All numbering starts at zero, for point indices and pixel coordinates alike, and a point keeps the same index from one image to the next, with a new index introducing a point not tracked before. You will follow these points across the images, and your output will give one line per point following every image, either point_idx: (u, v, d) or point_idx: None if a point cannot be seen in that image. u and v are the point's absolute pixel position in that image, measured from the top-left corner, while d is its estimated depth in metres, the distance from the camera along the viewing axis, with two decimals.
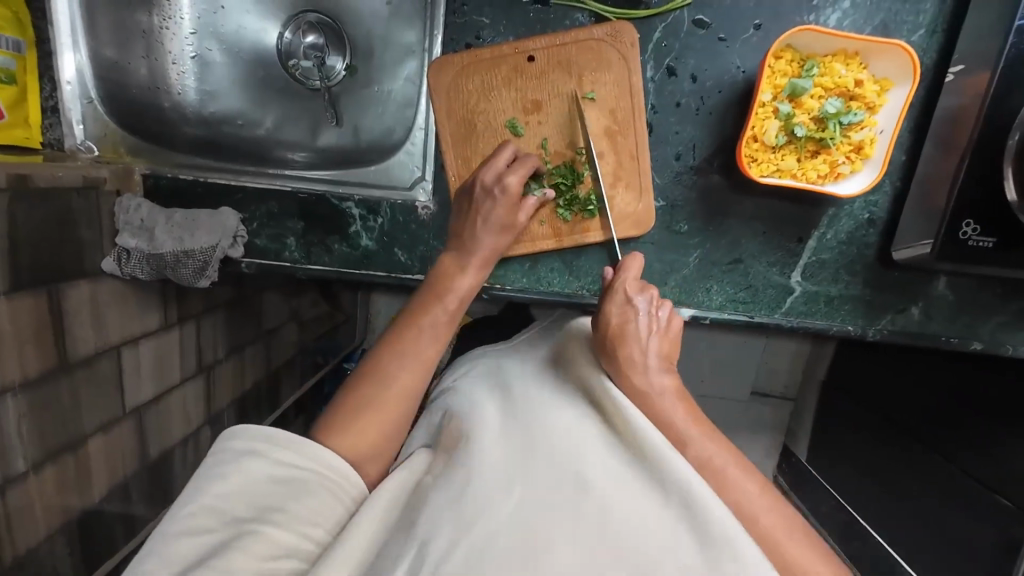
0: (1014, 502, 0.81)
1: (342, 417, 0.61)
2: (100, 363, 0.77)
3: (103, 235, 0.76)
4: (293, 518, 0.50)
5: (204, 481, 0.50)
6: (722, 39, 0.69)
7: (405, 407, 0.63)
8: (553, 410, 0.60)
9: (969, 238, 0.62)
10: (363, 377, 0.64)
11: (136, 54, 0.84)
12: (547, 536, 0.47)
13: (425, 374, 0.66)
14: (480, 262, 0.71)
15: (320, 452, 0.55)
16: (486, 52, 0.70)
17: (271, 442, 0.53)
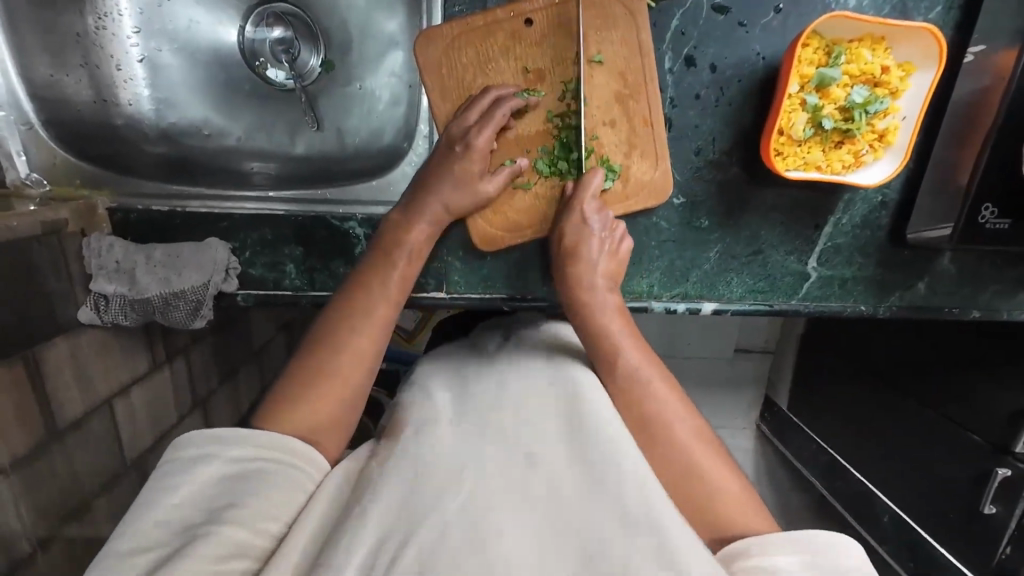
0: (983, 438, 0.87)
1: (296, 386, 0.59)
2: (92, 422, 0.70)
3: (75, 283, 0.67)
4: (250, 512, 0.47)
5: (155, 495, 0.47)
6: (742, 24, 0.65)
7: (360, 371, 0.61)
8: (507, 397, 0.58)
9: (987, 222, 0.63)
10: (314, 345, 0.61)
11: (73, 64, 0.72)
12: (501, 520, 0.45)
13: (365, 369, 0.61)
14: (430, 216, 0.66)
15: (279, 440, 0.53)
16: (476, 19, 0.62)
17: (222, 442, 0.51)
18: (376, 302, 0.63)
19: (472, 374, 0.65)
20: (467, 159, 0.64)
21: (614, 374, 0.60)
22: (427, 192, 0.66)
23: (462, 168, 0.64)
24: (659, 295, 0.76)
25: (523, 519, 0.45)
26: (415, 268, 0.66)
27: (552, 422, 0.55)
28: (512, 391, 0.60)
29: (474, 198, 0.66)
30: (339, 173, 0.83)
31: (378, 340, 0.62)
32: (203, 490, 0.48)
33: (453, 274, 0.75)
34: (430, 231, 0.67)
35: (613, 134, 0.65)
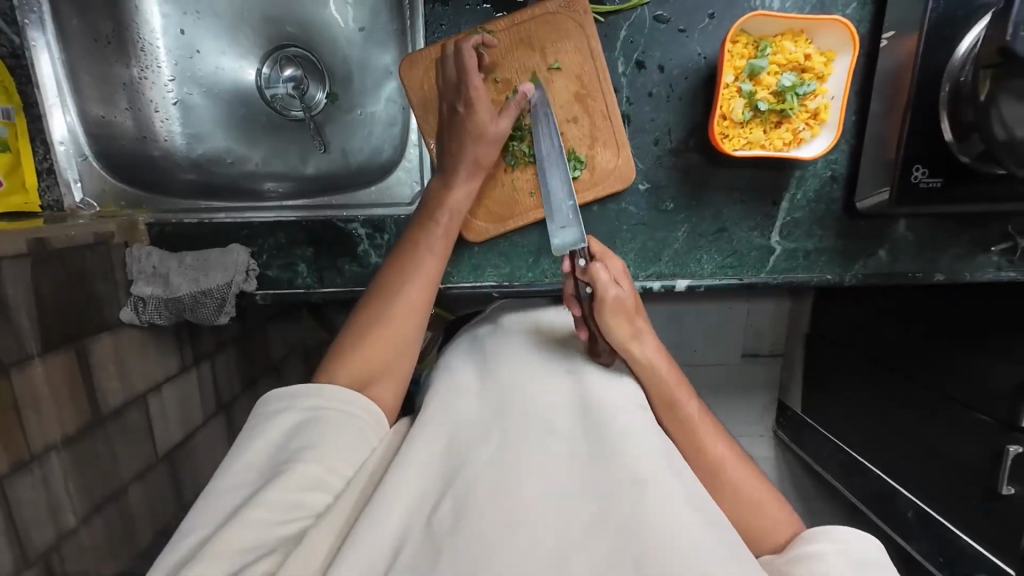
0: (994, 417, 0.88)
1: (353, 334, 0.64)
2: (130, 412, 0.78)
3: (119, 287, 0.77)
4: (328, 452, 0.53)
5: (246, 440, 0.53)
6: (682, 30, 0.75)
7: (416, 317, 0.67)
8: (528, 376, 0.64)
9: (920, 181, 0.70)
10: (369, 299, 0.67)
11: (121, 107, 0.85)
12: (524, 470, 0.50)
13: (421, 315, 0.67)
14: (468, 171, 0.71)
15: (342, 392, 0.59)
16: (450, 43, 0.72)
17: (299, 395, 0.57)
18: (425, 259, 0.69)
19: (492, 351, 0.70)
20: (476, 116, 0.70)
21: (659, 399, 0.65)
22: (454, 154, 0.71)
23: (473, 121, 0.70)
24: (635, 275, 0.83)
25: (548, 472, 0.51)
26: (455, 226, 0.72)
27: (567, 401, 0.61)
28: (532, 370, 0.65)
29: (487, 145, 0.71)
30: (344, 186, 0.95)
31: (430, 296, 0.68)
32: (283, 433, 0.54)
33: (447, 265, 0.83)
34: (468, 193, 0.73)
35: (577, 126, 0.75)
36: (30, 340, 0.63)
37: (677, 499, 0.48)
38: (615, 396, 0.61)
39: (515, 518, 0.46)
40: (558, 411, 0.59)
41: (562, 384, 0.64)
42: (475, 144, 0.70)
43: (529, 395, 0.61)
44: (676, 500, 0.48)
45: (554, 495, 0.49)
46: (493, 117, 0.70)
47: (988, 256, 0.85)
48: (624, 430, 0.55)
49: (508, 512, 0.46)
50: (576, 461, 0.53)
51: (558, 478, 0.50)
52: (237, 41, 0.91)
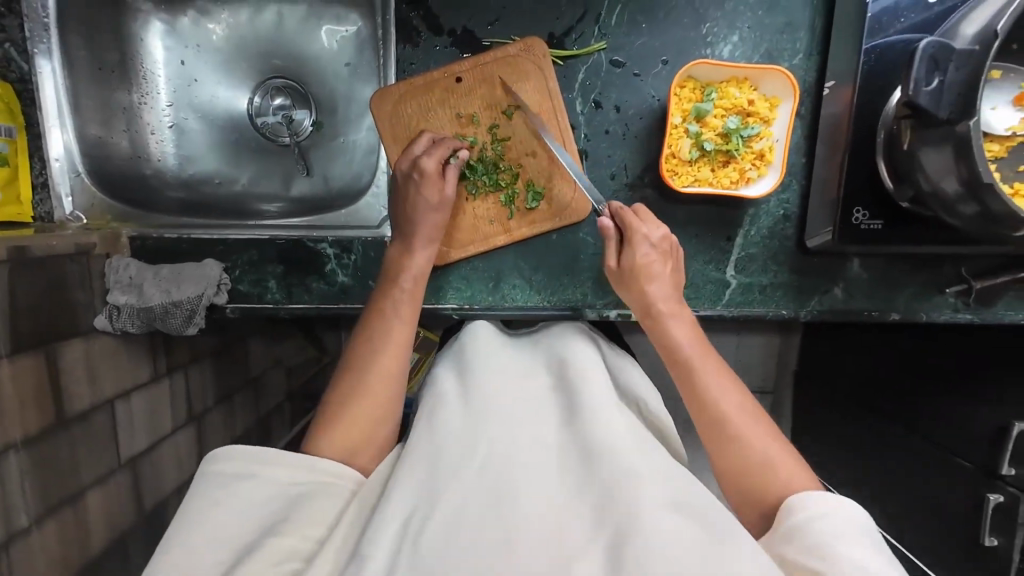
0: (971, 461, 0.89)
1: (331, 407, 0.67)
2: (96, 417, 0.81)
3: (95, 296, 0.82)
4: (297, 522, 0.53)
5: (203, 513, 0.52)
6: (637, 74, 0.80)
7: (393, 388, 0.69)
8: (505, 388, 0.65)
9: (861, 222, 0.75)
10: (346, 369, 0.70)
11: (118, 129, 0.91)
12: (512, 486, 0.52)
13: (395, 389, 0.69)
14: (422, 240, 0.75)
15: (312, 463, 0.59)
16: (417, 80, 0.77)
17: (259, 462, 0.56)
18: (394, 326, 0.71)
19: (471, 359, 0.71)
20: (430, 184, 0.74)
21: (669, 348, 0.70)
22: (411, 222, 0.76)
23: (429, 193, 0.75)
24: (592, 303, 0.86)
25: (535, 486, 0.52)
26: (421, 286, 0.75)
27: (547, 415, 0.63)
28: (510, 385, 0.67)
29: (441, 212, 0.76)
30: (324, 206, 0.99)
31: (399, 361, 0.70)
32: (250, 503, 0.54)
33: None
34: (429, 253, 0.76)
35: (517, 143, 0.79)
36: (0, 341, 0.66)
37: (661, 501, 0.49)
38: (597, 404, 0.62)
39: (508, 536, 0.48)
40: (537, 421, 0.61)
41: (540, 399, 0.66)
42: (429, 212, 0.75)
43: (504, 404, 0.62)
44: (662, 504, 0.49)
45: (541, 510, 0.51)
46: (441, 185, 0.75)
47: (944, 297, 0.86)
48: (607, 435, 0.57)
49: (500, 530, 0.49)
50: (564, 474, 0.55)
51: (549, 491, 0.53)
52: (231, 73, 0.98)
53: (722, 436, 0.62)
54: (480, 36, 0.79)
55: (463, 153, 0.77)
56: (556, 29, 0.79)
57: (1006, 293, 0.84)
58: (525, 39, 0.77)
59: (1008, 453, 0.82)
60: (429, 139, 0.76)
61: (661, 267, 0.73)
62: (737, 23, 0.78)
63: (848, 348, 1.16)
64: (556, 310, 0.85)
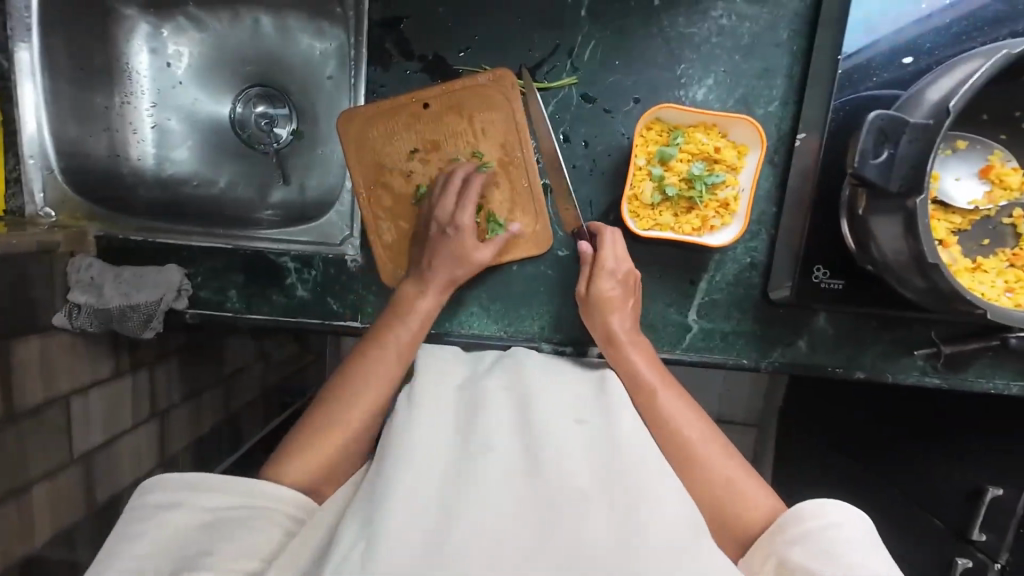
0: (946, 523, 0.86)
1: (305, 435, 0.63)
2: (48, 413, 0.82)
3: (56, 293, 0.83)
4: (221, 554, 0.50)
5: (126, 544, 0.51)
6: (607, 111, 0.79)
7: (368, 429, 0.65)
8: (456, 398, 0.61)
9: (822, 280, 0.74)
10: (331, 397, 0.66)
11: (97, 128, 0.92)
12: (453, 501, 0.48)
13: (374, 429, 0.66)
14: (439, 287, 0.73)
15: (250, 485, 0.57)
16: (384, 104, 0.77)
17: (191, 490, 0.55)
18: (390, 369, 0.67)
19: (428, 368, 0.65)
20: (465, 239, 0.74)
21: (633, 380, 0.67)
22: (429, 267, 0.74)
23: (455, 247, 0.74)
24: (550, 336, 0.85)
25: (481, 501, 0.48)
26: (423, 332, 0.72)
27: (502, 419, 0.58)
28: (463, 393, 0.62)
29: (462, 265, 0.75)
30: (295, 216, 0.99)
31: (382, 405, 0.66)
32: (177, 535, 0.52)
33: (368, 305, 0.86)
34: (437, 302, 0.74)
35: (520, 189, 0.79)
36: None
37: (614, 521, 0.47)
38: (555, 418, 0.58)
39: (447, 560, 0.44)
40: (492, 424, 0.56)
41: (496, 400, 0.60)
42: (455, 264, 0.74)
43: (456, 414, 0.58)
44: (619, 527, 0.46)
45: (485, 527, 0.46)
46: (477, 246, 0.75)
47: (912, 358, 0.83)
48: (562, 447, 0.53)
49: (436, 555, 0.44)
50: (513, 488, 0.50)
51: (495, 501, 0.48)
52: (216, 79, 1.00)
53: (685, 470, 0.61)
54: (451, 62, 0.78)
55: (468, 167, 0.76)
56: (528, 61, 0.78)
57: (976, 359, 0.81)
58: (495, 69, 0.76)
59: (979, 518, 0.80)
60: (462, 177, 0.75)
61: (622, 300, 0.74)
62: (712, 66, 0.77)
63: (830, 395, 1.13)
64: (513, 340, 0.85)
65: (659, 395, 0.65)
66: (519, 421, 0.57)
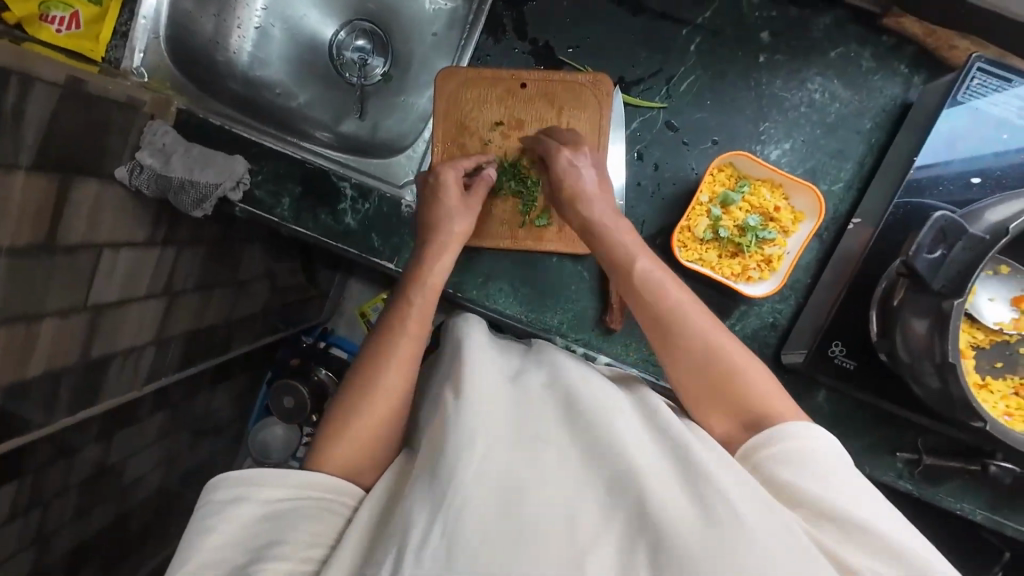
0: None
1: (338, 413, 0.64)
2: (82, 256, 0.85)
3: (127, 146, 0.86)
4: (286, 549, 0.53)
5: (201, 535, 0.55)
6: (685, 143, 0.83)
7: (389, 407, 0.64)
8: (494, 367, 0.59)
9: (835, 357, 0.75)
10: (356, 368, 0.67)
11: (209, 12, 0.95)
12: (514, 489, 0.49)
13: (391, 406, 0.64)
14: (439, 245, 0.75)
15: (305, 479, 0.58)
16: (486, 72, 0.81)
17: (250, 485, 0.57)
18: (401, 339, 0.68)
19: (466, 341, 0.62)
20: (449, 200, 0.77)
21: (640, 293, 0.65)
22: (430, 228, 0.77)
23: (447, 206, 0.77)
24: (564, 333, 0.88)
25: (537, 485, 0.50)
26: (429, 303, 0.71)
27: (545, 398, 0.56)
28: (498, 364, 0.60)
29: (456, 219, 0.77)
30: (359, 149, 1.03)
31: (404, 377, 0.66)
32: (242, 528, 0.55)
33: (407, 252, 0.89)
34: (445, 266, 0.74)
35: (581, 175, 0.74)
36: (24, 153, 0.70)
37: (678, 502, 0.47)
38: (608, 403, 0.55)
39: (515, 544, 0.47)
40: (534, 407, 0.55)
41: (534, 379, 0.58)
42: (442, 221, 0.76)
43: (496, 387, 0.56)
44: (688, 513, 0.46)
45: (545, 513, 0.48)
46: (462, 203, 0.78)
47: (892, 459, 0.86)
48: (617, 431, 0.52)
49: (505, 541, 0.47)
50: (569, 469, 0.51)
51: (552, 485, 0.50)
52: (329, 6, 1.06)
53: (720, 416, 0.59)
54: (558, 53, 0.82)
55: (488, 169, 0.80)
56: (627, 74, 0.82)
57: (953, 477, 0.84)
58: (595, 73, 0.80)
59: None
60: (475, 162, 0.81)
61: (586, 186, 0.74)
62: (793, 133, 0.81)
63: None
64: (529, 326, 0.88)
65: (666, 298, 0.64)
66: (565, 400, 0.56)
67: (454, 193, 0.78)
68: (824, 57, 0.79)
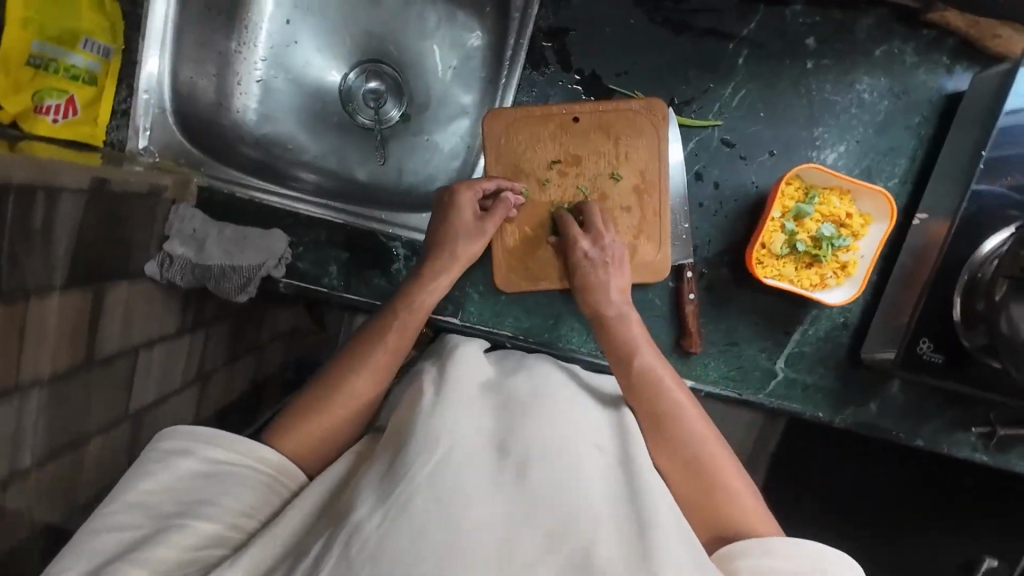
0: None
1: (309, 400, 0.66)
2: (119, 362, 0.76)
3: (152, 239, 0.80)
4: (218, 510, 0.55)
5: (135, 481, 0.55)
6: (743, 158, 0.81)
7: (354, 413, 0.66)
8: (481, 390, 0.60)
9: (925, 354, 0.76)
10: (333, 369, 0.68)
11: (208, 70, 0.88)
12: (471, 493, 0.47)
13: (355, 415, 0.66)
14: (458, 264, 0.75)
15: (255, 448, 0.60)
16: (536, 109, 0.78)
17: (203, 441, 0.58)
18: (376, 352, 0.68)
19: (458, 356, 0.64)
20: (460, 215, 0.76)
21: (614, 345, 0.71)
22: (444, 244, 0.75)
23: (460, 226, 0.76)
24: None
25: (496, 497, 0.48)
26: (419, 320, 0.71)
27: (524, 416, 0.56)
28: (483, 387, 0.61)
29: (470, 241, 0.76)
30: (389, 201, 0.96)
31: (375, 390, 0.67)
32: (178, 480, 0.56)
33: (470, 304, 0.85)
34: (445, 285, 0.74)
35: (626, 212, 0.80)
36: (58, 271, 0.63)
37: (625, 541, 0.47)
38: (566, 421, 0.58)
39: (455, 545, 0.44)
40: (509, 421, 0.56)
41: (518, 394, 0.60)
42: (458, 240, 0.75)
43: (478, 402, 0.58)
44: (626, 543, 0.47)
45: (494, 524, 0.46)
46: (485, 222, 0.76)
47: (966, 435, 0.88)
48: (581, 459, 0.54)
49: (444, 539, 0.44)
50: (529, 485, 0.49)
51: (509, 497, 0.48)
52: (334, 44, 0.97)
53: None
54: (605, 81, 0.79)
55: (512, 195, 0.78)
56: (677, 95, 0.80)
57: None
58: (648, 99, 0.78)
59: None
60: (496, 185, 0.78)
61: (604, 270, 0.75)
62: (847, 135, 0.81)
63: None
64: (608, 362, 0.85)
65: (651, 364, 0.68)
66: (542, 421, 0.56)
67: (468, 215, 0.76)
68: (870, 57, 0.79)
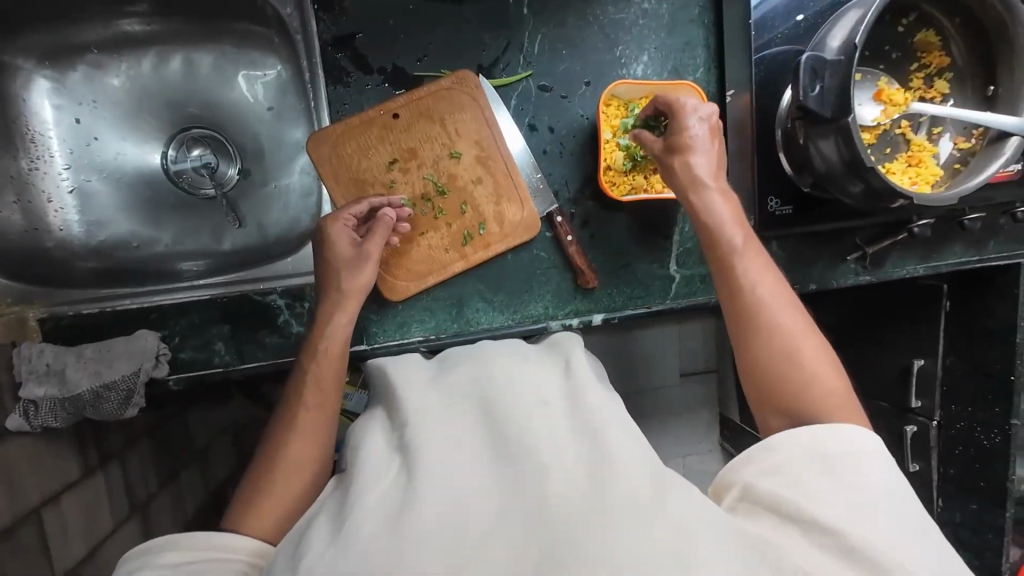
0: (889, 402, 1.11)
1: (257, 484, 0.62)
2: (21, 531, 0.71)
3: (4, 392, 0.74)
4: None
5: None
6: (564, 97, 0.85)
7: (303, 478, 0.63)
8: (426, 393, 0.60)
9: (776, 209, 0.85)
10: (268, 446, 0.65)
11: (7, 199, 0.82)
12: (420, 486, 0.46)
13: (302, 479, 0.63)
14: (353, 297, 0.72)
15: (222, 539, 0.54)
16: (354, 119, 0.78)
17: (161, 551, 0.52)
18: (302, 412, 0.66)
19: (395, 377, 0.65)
20: (338, 251, 0.74)
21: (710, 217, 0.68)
22: (328, 283, 0.74)
23: (339, 258, 0.74)
24: (554, 315, 0.88)
25: (448, 481, 0.47)
26: (341, 366, 0.70)
27: (471, 400, 0.57)
28: (427, 390, 0.61)
29: (353, 267, 0.73)
30: (262, 258, 0.91)
31: (315, 446, 0.65)
32: None
33: (371, 326, 0.85)
34: (349, 321, 0.72)
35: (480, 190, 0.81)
36: None
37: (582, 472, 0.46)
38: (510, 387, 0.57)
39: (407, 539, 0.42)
40: (458, 411, 0.56)
41: (463, 381, 0.60)
42: (341, 272, 0.73)
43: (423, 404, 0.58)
44: (580, 474, 0.45)
45: (447, 507, 0.44)
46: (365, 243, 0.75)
47: (846, 264, 0.91)
48: (530, 415, 0.53)
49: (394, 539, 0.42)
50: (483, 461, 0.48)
51: (463, 477, 0.47)
52: (138, 128, 0.92)
53: (756, 251, 0.66)
54: (410, 71, 0.81)
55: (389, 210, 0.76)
56: (482, 61, 0.83)
57: (892, 255, 0.91)
58: (456, 73, 0.79)
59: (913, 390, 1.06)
60: (364, 208, 0.77)
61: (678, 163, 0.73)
62: (645, 45, 0.87)
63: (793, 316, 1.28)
64: (521, 327, 0.87)
65: (733, 232, 0.66)
66: (487, 395, 0.56)
67: (344, 246, 0.75)
68: None
